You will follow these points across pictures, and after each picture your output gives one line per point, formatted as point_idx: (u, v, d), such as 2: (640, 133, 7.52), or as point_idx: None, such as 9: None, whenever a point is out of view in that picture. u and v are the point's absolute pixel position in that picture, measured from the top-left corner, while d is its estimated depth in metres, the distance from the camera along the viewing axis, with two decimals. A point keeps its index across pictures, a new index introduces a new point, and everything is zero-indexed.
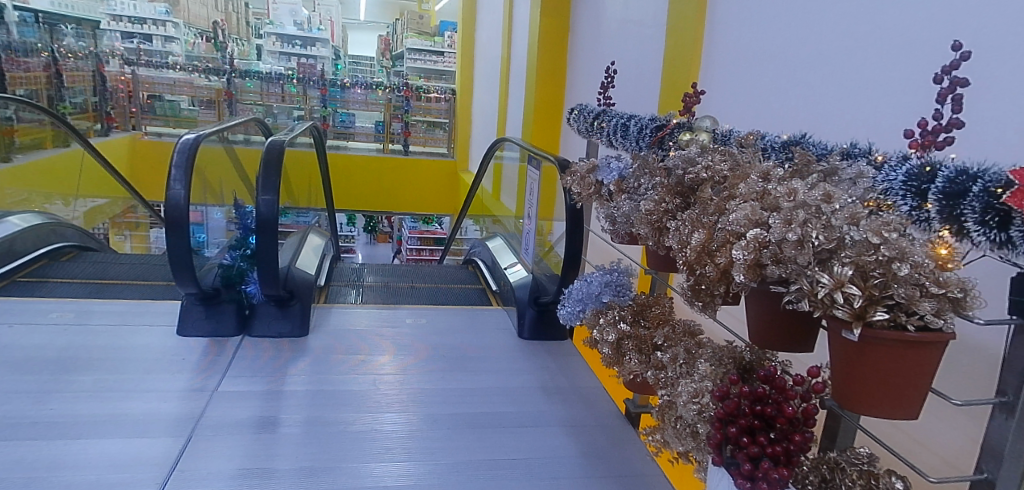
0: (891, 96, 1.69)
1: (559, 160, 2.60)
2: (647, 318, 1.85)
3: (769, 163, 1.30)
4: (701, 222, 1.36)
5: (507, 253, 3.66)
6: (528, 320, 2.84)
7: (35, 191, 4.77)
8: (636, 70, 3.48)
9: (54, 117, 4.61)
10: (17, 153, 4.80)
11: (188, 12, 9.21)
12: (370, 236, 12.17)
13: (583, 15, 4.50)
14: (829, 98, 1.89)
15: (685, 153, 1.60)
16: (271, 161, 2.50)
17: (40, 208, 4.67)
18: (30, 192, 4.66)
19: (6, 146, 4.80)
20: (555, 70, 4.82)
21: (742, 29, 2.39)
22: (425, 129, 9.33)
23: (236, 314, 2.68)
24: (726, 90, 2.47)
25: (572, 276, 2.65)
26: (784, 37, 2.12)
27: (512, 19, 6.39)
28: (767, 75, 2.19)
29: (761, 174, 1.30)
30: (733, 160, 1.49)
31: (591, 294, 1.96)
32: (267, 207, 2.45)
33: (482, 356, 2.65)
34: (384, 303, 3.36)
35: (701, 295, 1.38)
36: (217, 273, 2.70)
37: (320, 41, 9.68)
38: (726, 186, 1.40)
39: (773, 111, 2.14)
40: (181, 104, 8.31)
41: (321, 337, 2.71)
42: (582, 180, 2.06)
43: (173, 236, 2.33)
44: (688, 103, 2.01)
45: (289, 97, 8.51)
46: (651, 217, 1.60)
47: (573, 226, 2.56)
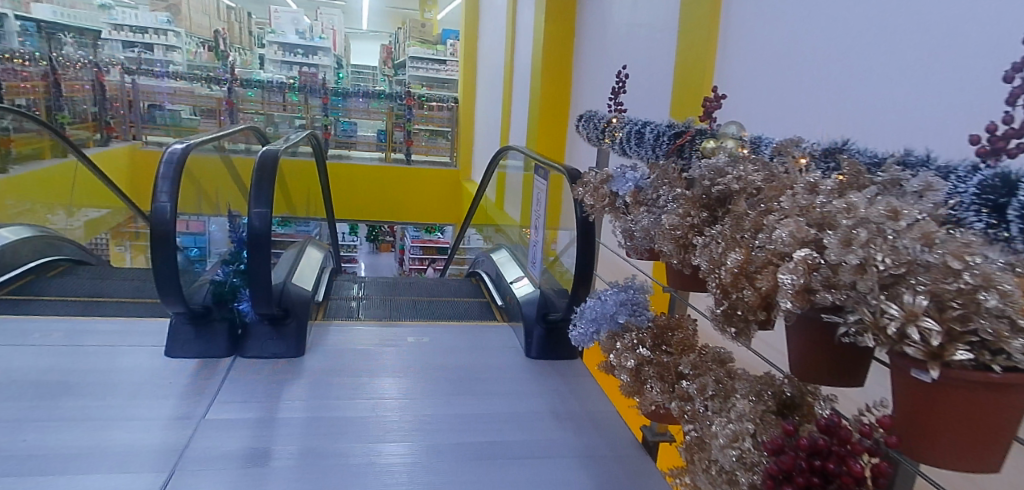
0: (949, 99, 1.55)
1: (569, 170, 2.44)
2: (669, 343, 1.70)
3: (814, 174, 1.16)
4: (737, 240, 1.22)
5: (513, 265, 3.51)
6: (536, 338, 2.70)
7: (39, 202, 4.79)
8: (646, 74, 3.35)
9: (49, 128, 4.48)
10: (14, 164, 4.57)
11: (191, 21, 9.05)
12: (372, 245, 12.01)
13: (587, 21, 4.39)
14: (874, 102, 1.75)
15: (713, 162, 1.46)
16: (266, 171, 2.37)
17: (43, 220, 4.75)
18: (34, 203, 4.70)
19: (2, 158, 4.58)
20: (561, 77, 4.70)
21: (766, 31, 2.26)
22: (428, 138, 9.22)
23: (228, 334, 2.52)
24: (749, 95, 2.33)
25: (584, 293, 2.49)
26: (815, 39, 2.00)
27: (515, 25, 6.27)
28: (799, 78, 2.06)
29: (806, 186, 1.15)
30: (767, 171, 1.35)
31: (608, 315, 1.80)
32: (260, 220, 2.31)
33: (488, 377, 2.50)
34: (384, 321, 3.20)
35: (735, 321, 1.23)
36: (207, 290, 2.54)
37: (322, 49, 9.61)
38: (763, 199, 1.25)
39: (810, 119, 2.00)
40: (181, 114, 8.26)
41: (318, 357, 2.57)
42: (596, 191, 1.91)
43: (159, 252, 2.17)
44: (709, 108, 1.86)
45: (289, 106, 8.50)
46: (676, 233, 1.45)
47: (585, 239, 2.40)
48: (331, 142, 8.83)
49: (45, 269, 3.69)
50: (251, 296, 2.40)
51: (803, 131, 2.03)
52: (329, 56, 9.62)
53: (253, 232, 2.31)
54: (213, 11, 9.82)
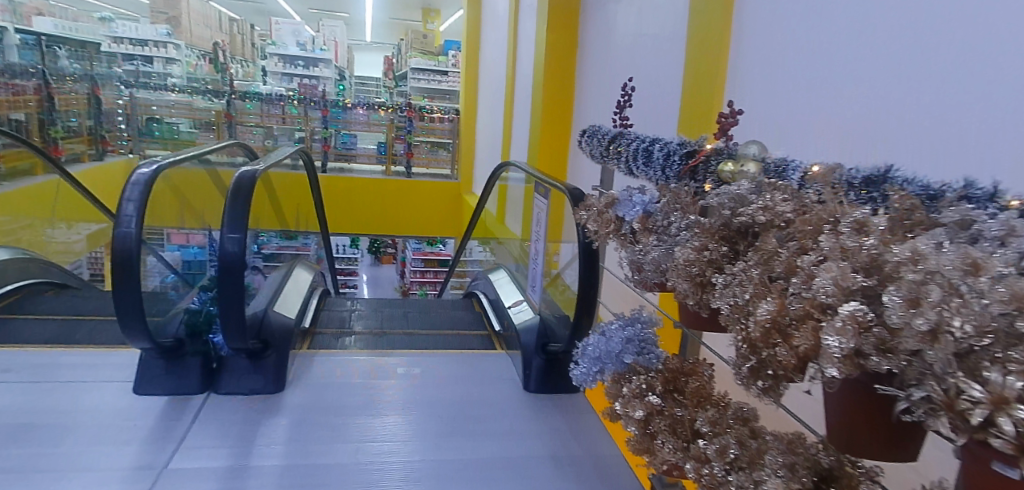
0: (1014, 123, 1.39)
1: (570, 189, 2.26)
2: (682, 391, 1.50)
3: (861, 210, 0.98)
4: (767, 287, 1.04)
5: (511, 288, 3.33)
6: (534, 370, 2.50)
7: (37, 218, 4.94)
8: (652, 86, 3.18)
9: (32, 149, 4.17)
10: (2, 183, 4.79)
11: (190, 33, 8.58)
12: (372, 257, 11.79)
13: (591, 32, 4.23)
14: (924, 125, 1.59)
15: (734, 189, 1.28)
16: (241, 192, 2.19)
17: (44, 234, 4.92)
18: (33, 220, 4.87)
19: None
20: (564, 89, 4.53)
21: (790, 46, 2.12)
22: (428, 150, 9.09)
23: (201, 368, 2.34)
24: (769, 112, 2.18)
25: (587, 324, 2.30)
26: (850, 54, 1.84)
27: (516, 35, 6.12)
28: (830, 96, 1.91)
29: (854, 225, 0.97)
30: (798, 201, 1.18)
31: (612, 354, 1.60)
32: (234, 246, 2.14)
33: (483, 415, 2.31)
34: (374, 349, 3.00)
35: (762, 378, 1.04)
36: (181, 320, 2.36)
37: (323, 61, 9.40)
38: (796, 236, 1.08)
39: (844, 142, 1.84)
40: (180, 127, 7.99)
41: (300, 393, 2.38)
42: (599, 216, 1.72)
43: (121, 281, 1.99)
44: (724, 125, 1.68)
45: (289, 118, 8.34)
46: (691, 270, 1.26)
47: (587, 266, 2.22)
48: (331, 154, 8.71)
49: (35, 289, 3.56)
50: (224, 329, 2.21)
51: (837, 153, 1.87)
52: (331, 67, 9.40)
53: (226, 258, 2.14)
54: (213, 23, 9.65)
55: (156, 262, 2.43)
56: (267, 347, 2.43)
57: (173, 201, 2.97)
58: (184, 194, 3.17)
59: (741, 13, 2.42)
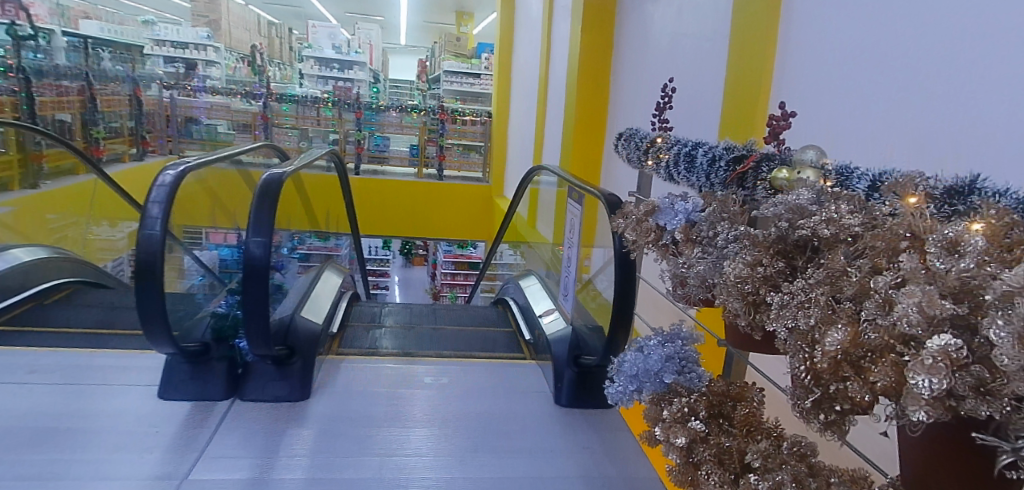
0: None
1: (605, 195, 2.15)
2: (730, 417, 1.37)
3: (951, 226, 0.86)
4: (836, 312, 0.92)
5: (542, 295, 3.23)
6: (566, 383, 2.40)
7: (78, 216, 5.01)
8: (691, 88, 3.05)
9: (59, 142, 4.08)
10: (42, 181, 5.05)
11: (229, 36, 8.63)
12: (405, 260, 11.77)
13: (626, 33, 4.11)
14: (1003, 128, 1.45)
15: (792, 199, 1.16)
16: (268, 196, 2.13)
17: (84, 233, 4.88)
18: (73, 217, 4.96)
19: (34, 174, 5.05)
20: (598, 91, 4.41)
21: (846, 46, 1.98)
22: (461, 152, 9.06)
23: (226, 374, 2.28)
24: (823, 114, 2.05)
25: (623, 338, 2.18)
26: (915, 54, 1.70)
27: (550, 38, 6.03)
28: (893, 100, 1.77)
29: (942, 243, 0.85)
30: (867, 214, 1.06)
31: (651, 373, 1.50)
32: (260, 249, 2.07)
33: (512, 430, 2.21)
34: (402, 356, 2.92)
35: (824, 412, 0.92)
36: (207, 325, 2.30)
37: (358, 64, 9.44)
38: (869, 255, 0.96)
39: (906, 145, 1.71)
40: (218, 128, 8.05)
41: (324, 401, 2.30)
42: (639, 225, 1.60)
43: (145, 284, 1.92)
44: (776, 128, 1.55)
45: (323, 121, 8.35)
46: (744, 287, 1.14)
47: (623, 275, 2.10)
48: (364, 156, 8.69)
49: (53, 293, 3.43)
50: (248, 336, 2.14)
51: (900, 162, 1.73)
52: (365, 70, 9.44)
53: (251, 262, 2.07)
54: (252, 27, 9.74)
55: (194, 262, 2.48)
56: (292, 353, 2.36)
57: (208, 200, 2.95)
58: (218, 194, 3.14)
59: (789, 12, 2.30)
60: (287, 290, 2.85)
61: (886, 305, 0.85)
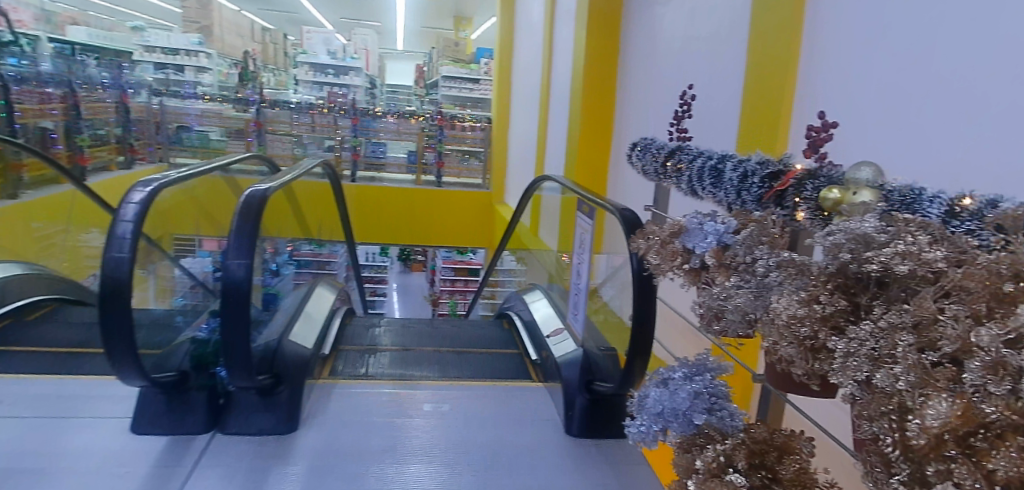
0: None
1: (620, 210, 1.99)
2: (774, 470, 1.16)
3: None
4: (931, 375, 0.75)
5: (547, 311, 3.06)
6: (577, 412, 2.23)
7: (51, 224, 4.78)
8: (705, 94, 2.90)
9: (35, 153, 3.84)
10: (21, 190, 4.89)
11: (221, 41, 8.46)
12: (403, 266, 11.47)
13: (634, 37, 3.96)
14: None
15: (855, 226, 0.95)
16: (250, 212, 1.96)
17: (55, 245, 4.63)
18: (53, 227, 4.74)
19: (15, 183, 4.86)
20: (604, 96, 4.26)
21: (887, 49, 1.83)
22: (461, 159, 8.80)
23: (207, 405, 2.12)
24: (859, 124, 1.91)
25: (640, 365, 2.02)
26: (967, 58, 1.56)
27: (552, 41, 5.88)
28: (942, 110, 1.62)
29: None
30: (952, 246, 0.89)
31: (678, 412, 1.28)
32: (242, 271, 1.91)
33: (515, 465, 2.04)
34: (399, 378, 2.75)
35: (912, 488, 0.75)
36: (185, 353, 2.13)
37: (354, 69, 9.21)
38: (965, 301, 0.79)
39: (958, 155, 1.56)
40: (210, 135, 7.83)
41: (314, 433, 2.14)
42: (662, 247, 1.40)
43: (111, 312, 1.74)
44: (817, 139, 1.37)
45: (319, 127, 8.18)
46: (800, 330, 0.94)
47: (641, 298, 1.93)
48: (361, 163, 8.55)
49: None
50: (228, 366, 1.97)
51: (941, 183, 1.61)
52: (361, 75, 9.18)
53: (233, 285, 1.91)
54: (246, 32, 9.55)
55: (181, 277, 2.32)
56: (278, 382, 2.19)
57: (194, 207, 2.75)
58: (206, 202, 2.95)
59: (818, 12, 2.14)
60: (272, 309, 2.63)
61: (996, 370, 0.69)
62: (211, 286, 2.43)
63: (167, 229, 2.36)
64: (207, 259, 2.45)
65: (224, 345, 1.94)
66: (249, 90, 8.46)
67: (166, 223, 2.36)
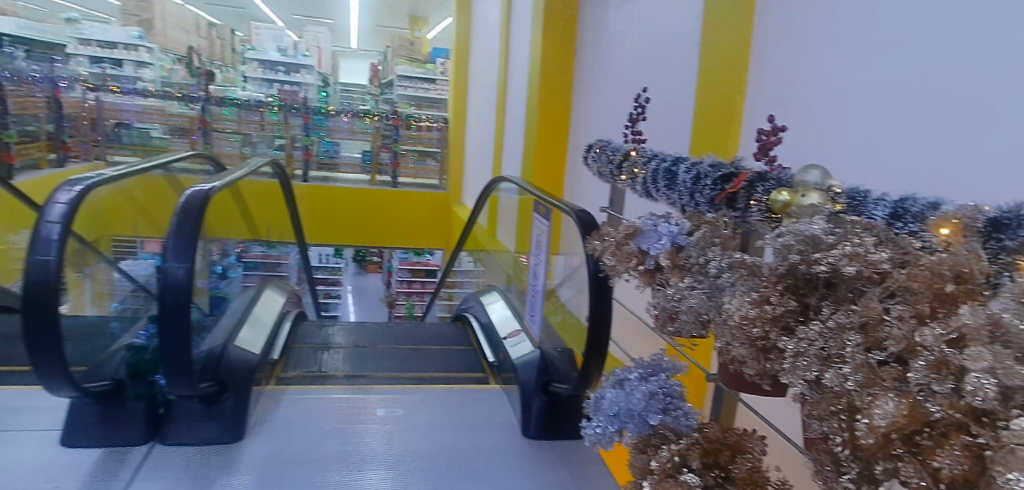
0: None
1: (576, 211, 1.99)
2: (726, 470, 1.17)
3: None
4: (879, 375, 0.76)
5: (504, 312, 3.05)
6: (534, 414, 2.22)
7: None
8: (659, 98, 2.93)
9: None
10: None
11: (164, 36, 8.18)
12: (357, 268, 11.01)
13: (589, 40, 3.99)
14: (1000, 139, 1.36)
15: (803, 227, 0.96)
16: (190, 214, 1.88)
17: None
18: None
19: None
20: (559, 97, 4.27)
21: (836, 58, 1.86)
22: (416, 159, 8.75)
23: (145, 415, 2.03)
24: (807, 128, 1.95)
25: (597, 366, 2.03)
26: (908, 66, 1.61)
27: (508, 43, 5.89)
28: (885, 116, 1.67)
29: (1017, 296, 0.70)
30: (897, 248, 0.91)
31: (634, 413, 1.28)
32: (182, 273, 1.84)
33: (467, 469, 2.02)
34: (353, 384, 2.70)
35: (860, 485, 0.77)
36: (122, 360, 2.03)
37: (305, 67, 9.13)
38: (911, 300, 0.80)
39: (901, 159, 1.61)
40: (151, 133, 7.52)
41: (262, 441, 2.08)
42: (618, 249, 1.40)
43: (36, 317, 1.66)
44: (767, 143, 1.39)
45: (268, 125, 8.02)
46: (751, 331, 0.95)
47: (597, 299, 1.94)
48: (312, 162, 8.40)
49: None
50: (168, 374, 1.91)
51: (883, 185, 1.66)
52: (313, 73, 9.13)
53: (173, 289, 1.84)
54: (190, 27, 9.24)
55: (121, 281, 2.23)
56: (224, 388, 2.14)
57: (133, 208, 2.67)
58: (142, 200, 2.82)
59: (803, 21, 2.01)
60: (218, 313, 2.55)
61: (939, 369, 0.71)
62: (153, 289, 2.33)
63: (102, 230, 2.28)
64: (148, 262, 2.33)
65: (163, 353, 1.87)
66: (192, 86, 8.09)
67: (101, 224, 2.27)
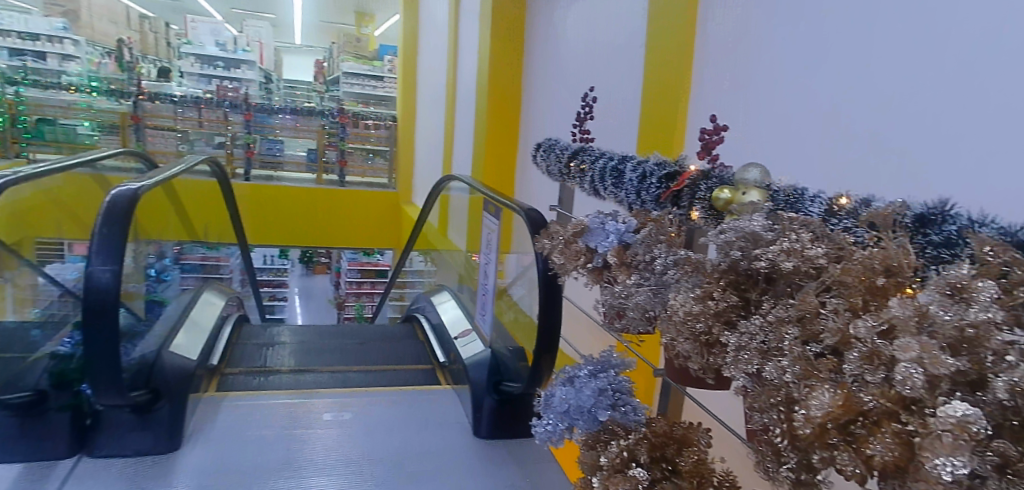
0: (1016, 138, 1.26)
1: (526, 210, 1.99)
2: (674, 463, 1.18)
3: (955, 268, 0.75)
4: (816, 368, 0.78)
5: (454, 312, 3.04)
6: (486, 414, 2.22)
7: None
8: (606, 97, 2.96)
9: None
10: None
11: (91, 29, 7.80)
12: (304, 268, 10.87)
13: (537, 39, 4.00)
14: (928, 140, 1.43)
15: (744, 224, 0.99)
16: (116, 219, 1.79)
17: None
18: None
19: None
20: (508, 96, 4.27)
21: (774, 60, 1.92)
22: (364, 158, 8.65)
23: (70, 428, 1.94)
24: (747, 129, 2.01)
25: (548, 363, 2.03)
26: (842, 69, 1.68)
27: (456, 41, 5.86)
28: (820, 117, 1.73)
29: (943, 289, 0.74)
30: (830, 243, 0.94)
31: (584, 410, 1.29)
32: (108, 278, 1.76)
33: (416, 472, 2.00)
34: (300, 388, 2.64)
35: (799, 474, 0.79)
36: (44, 369, 1.91)
37: (246, 63, 8.91)
38: (845, 293, 0.83)
39: (836, 158, 1.67)
40: (77, 129, 7.04)
41: (204, 451, 2.02)
42: (566, 247, 1.41)
43: None
44: (709, 141, 1.42)
45: (206, 123, 7.78)
46: (695, 326, 0.97)
47: (548, 297, 1.94)
48: (255, 161, 8.18)
49: None
50: (95, 384, 1.84)
51: (819, 184, 1.72)
52: (254, 69, 8.92)
53: (97, 294, 1.76)
54: (121, 19, 8.84)
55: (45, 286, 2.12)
56: (156, 397, 2.05)
57: (53, 207, 2.53)
58: (62, 201, 2.67)
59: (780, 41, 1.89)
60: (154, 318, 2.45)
61: (871, 360, 0.74)
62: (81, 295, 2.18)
63: (17, 231, 2.15)
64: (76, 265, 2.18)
65: (90, 361, 1.80)
66: (123, 81, 7.67)
67: (16, 225, 2.12)
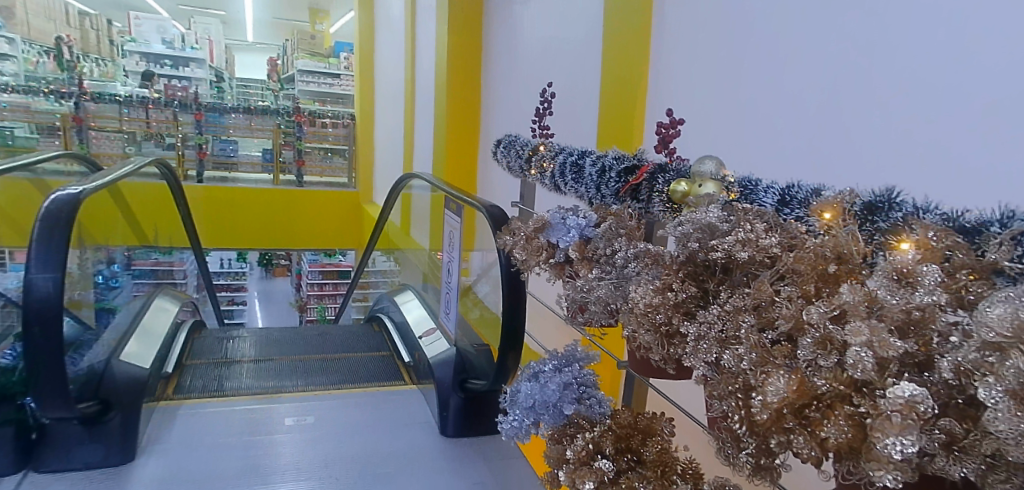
0: (959, 132, 1.32)
1: (488, 207, 1.99)
2: (639, 454, 1.20)
3: (901, 254, 0.77)
4: (772, 354, 0.80)
5: (418, 311, 3.02)
6: (452, 412, 2.21)
7: None
8: (564, 92, 2.98)
9: None
10: None
11: (28, 26, 7.50)
12: (264, 271, 10.92)
13: (495, 35, 4.00)
14: (877, 133, 1.47)
15: (700, 216, 1.00)
16: (58, 224, 1.72)
17: None
18: None
19: None
20: (466, 93, 4.26)
21: (728, 54, 1.95)
22: (322, 157, 8.64)
23: (14, 443, 1.87)
24: (702, 122, 2.04)
25: (513, 359, 2.04)
26: (794, 63, 1.71)
27: (413, 37, 5.81)
28: (773, 109, 1.76)
29: (890, 275, 0.76)
30: (783, 233, 0.96)
31: (549, 405, 1.29)
32: (50, 286, 1.70)
33: (382, 474, 1.99)
34: (262, 393, 2.59)
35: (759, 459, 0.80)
36: None
37: (195, 61, 8.67)
38: (799, 282, 0.85)
39: (789, 151, 1.71)
40: (15, 132, 6.77)
41: (164, 463, 1.98)
42: (527, 244, 1.41)
43: None
44: (666, 135, 1.43)
45: (154, 124, 7.60)
46: (655, 317, 0.97)
47: (511, 293, 1.94)
48: (208, 161, 7.93)
49: None
50: (41, 396, 1.78)
51: (773, 175, 1.76)
52: (204, 67, 8.70)
53: (38, 303, 1.70)
54: (60, 17, 8.52)
55: None
56: (106, 408, 1.99)
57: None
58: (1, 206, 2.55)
59: (753, 47, 1.84)
60: (103, 327, 2.36)
61: (824, 345, 0.76)
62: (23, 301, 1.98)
63: None
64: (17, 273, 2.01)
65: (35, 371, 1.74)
66: (63, 81, 7.39)
67: None
